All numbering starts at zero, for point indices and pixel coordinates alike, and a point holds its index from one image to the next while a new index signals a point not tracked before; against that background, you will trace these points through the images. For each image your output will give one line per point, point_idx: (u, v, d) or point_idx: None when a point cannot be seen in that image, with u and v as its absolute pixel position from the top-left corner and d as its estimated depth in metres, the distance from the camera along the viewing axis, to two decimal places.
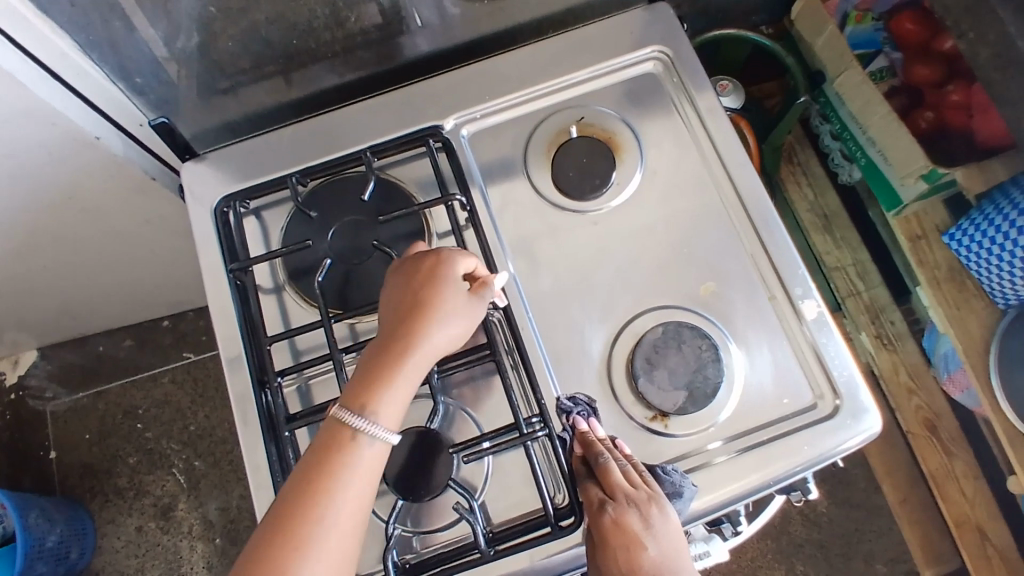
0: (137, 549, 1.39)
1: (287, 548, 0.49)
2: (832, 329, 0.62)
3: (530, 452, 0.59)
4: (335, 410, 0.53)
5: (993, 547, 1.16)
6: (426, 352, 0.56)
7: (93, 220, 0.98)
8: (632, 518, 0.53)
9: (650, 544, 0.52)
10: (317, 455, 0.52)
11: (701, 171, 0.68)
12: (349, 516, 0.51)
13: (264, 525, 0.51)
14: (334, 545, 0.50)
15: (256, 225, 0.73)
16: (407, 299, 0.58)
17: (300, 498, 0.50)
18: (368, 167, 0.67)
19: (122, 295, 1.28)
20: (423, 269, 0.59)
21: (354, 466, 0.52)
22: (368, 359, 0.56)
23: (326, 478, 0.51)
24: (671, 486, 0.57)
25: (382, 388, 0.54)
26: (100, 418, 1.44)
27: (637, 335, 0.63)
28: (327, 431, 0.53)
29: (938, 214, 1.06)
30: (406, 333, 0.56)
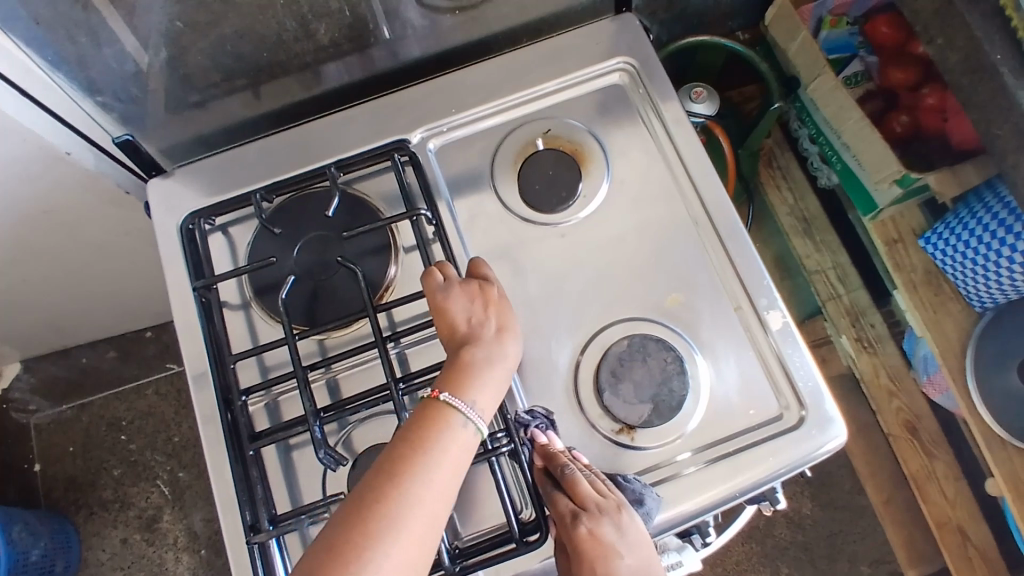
0: (122, 561, 1.38)
1: (384, 503, 0.49)
2: (797, 339, 0.62)
3: (494, 468, 0.59)
4: (445, 395, 0.55)
5: (974, 548, 1.15)
6: (513, 363, 0.60)
7: (69, 233, 0.97)
8: (605, 530, 0.53)
9: (626, 552, 0.53)
10: (416, 426, 0.54)
11: (668, 181, 0.68)
12: (443, 488, 0.51)
13: (369, 471, 0.52)
14: (428, 508, 0.50)
15: (223, 241, 0.73)
16: (486, 313, 0.60)
17: (397, 462, 0.51)
18: (333, 182, 0.67)
19: (103, 306, 1.27)
20: (493, 287, 0.62)
21: (452, 440, 0.53)
22: (462, 365, 0.58)
23: (425, 446, 0.52)
24: (633, 494, 0.57)
25: (482, 385, 0.57)
26: (85, 430, 1.44)
27: (604, 348, 0.63)
28: (428, 406, 0.55)
29: (914, 217, 1.07)
30: (498, 343, 0.59)
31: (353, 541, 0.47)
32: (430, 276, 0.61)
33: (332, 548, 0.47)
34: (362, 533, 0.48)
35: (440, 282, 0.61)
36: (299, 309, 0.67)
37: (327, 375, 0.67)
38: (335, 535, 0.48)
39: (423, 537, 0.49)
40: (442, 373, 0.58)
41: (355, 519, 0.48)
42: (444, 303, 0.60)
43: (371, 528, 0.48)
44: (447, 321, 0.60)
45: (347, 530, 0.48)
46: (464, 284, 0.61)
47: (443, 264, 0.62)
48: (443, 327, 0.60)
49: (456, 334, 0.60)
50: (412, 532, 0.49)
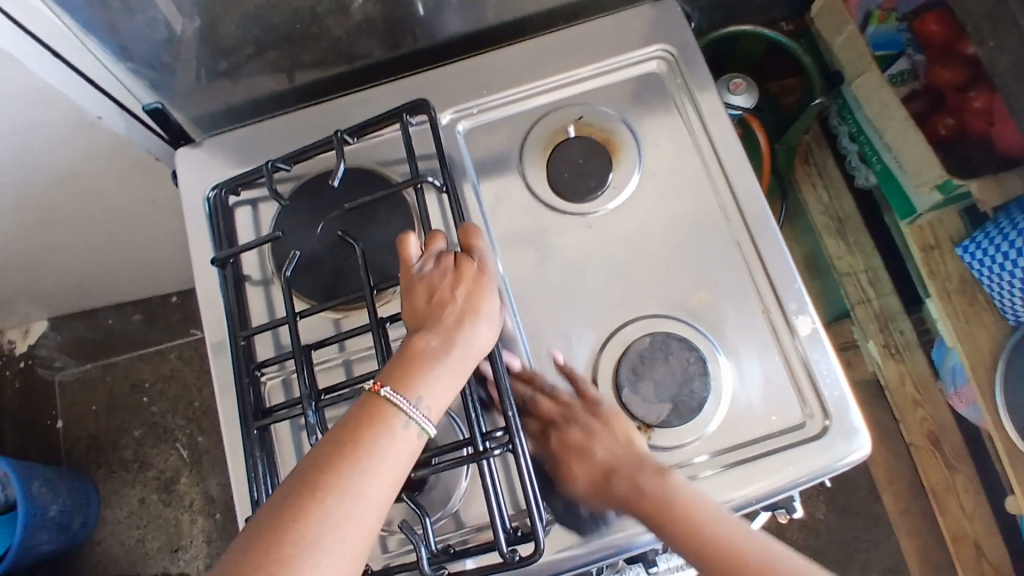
0: (139, 520, 1.40)
1: (301, 524, 0.45)
2: (826, 345, 0.60)
3: (485, 470, 0.56)
4: (385, 390, 0.51)
5: (988, 564, 1.12)
6: (475, 354, 0.56)
7: (97, 198, 0.97)
8: (574, 432, 0.58)
9: (597, 448, 0.57)
10: (349, 430, 0.49)
11: (700, 175, 0.66)
12: (373, 504, 0.47)
13: (288, 484, 0.47)
14: (352, 525, 0.46)
15: (249, 214, 0.72)
16: (452, 291, 0.57)
17: (321, 473, 0.47)
18: (339, 150, 0.64)
19: (127, 271, 1.28)
20: (472, 261, 0.59)
21: (386, 448, 0.49)
22: (413, 353, 0.54)
23: (356, 456, 0.48)
24: (588, 400, 0.60)
25: (433, 381, 0.52)
26: (108, 391, 1.46)
27: (626, 343, 0.62)
28: (363, 405, 0.50)
29: (952, 223, 1.03)
30: (456, 329, 0.55)
31: (266, 566, 0.43)
32: (406, 237, 0.59)
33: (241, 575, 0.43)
34: (275, 558, 0.44)
35: (416, 254, 0.59)
36: (319, 288, 0.67)
37: (341, 356, 0.68)
38: (245, 557, 0.44)
39: (346, 558, 0.45)
40: (389, 362, 0.54)
41: (270, 541, 0.44)
42: (414, 278, 0.58)
43: (285, 552, 0.44)
44: (411, 300, 0.57)
45: (259, 554, 0.44)
46: (441, 258, 0.59)
47: (433, 236, 0.60)
48: (407, 306, 0.57)
49: (417, 315, 0.56)
50: (332, 555, 0.45)
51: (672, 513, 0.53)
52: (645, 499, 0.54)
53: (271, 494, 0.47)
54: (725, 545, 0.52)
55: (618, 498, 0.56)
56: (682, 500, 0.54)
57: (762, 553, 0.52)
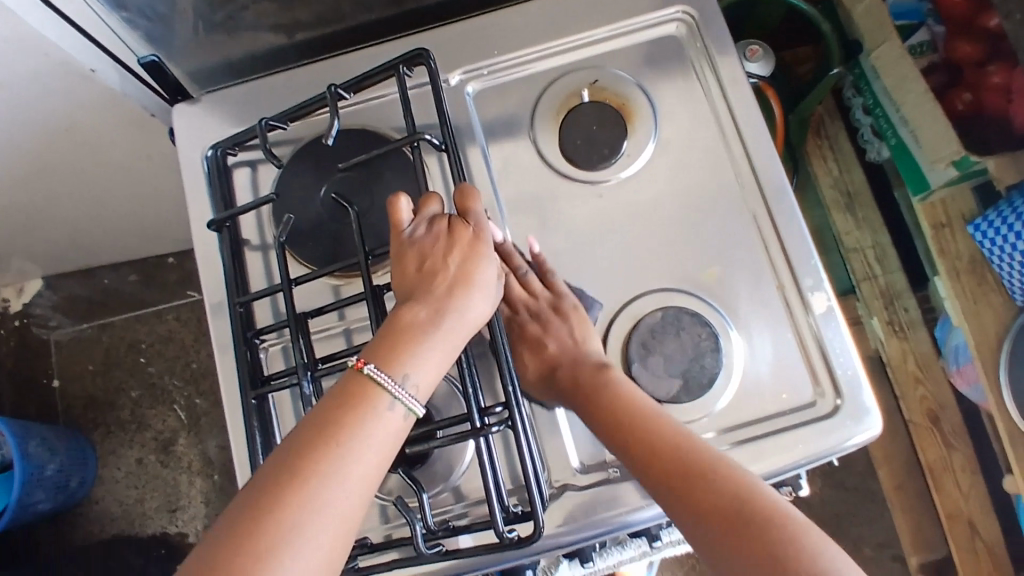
0: (136, 480, 1.40)
1: (279, 516, 0.42)
2: (840, 323, 0.59)
3: (482, 446, 0.54)
4: (369, 367, 0.47)
5: (981, 542, 1.13)
6: (468, 326, 0.53)
7: (91, 153, 0.94)
8: (533, 326, 0.61)
9: (550, 342, 0.61)
10: (330, 410, 0.46)
11: (717, 144, 0.64)
12: (357, 488, 0.45)
13: (265, 470, 0.44)
14: (335, 514, 0.43)
15: (247, 175, 0.70)
16: (445, 258, 0.54)
17: (301, 459, 0.44)
18: (332, 107, 0.61)
19: (123, 230, 1.26)
20: (467, 226, 0.55)
21: (370, 432, 0.46)
22: (401, 325, 0.50)
23: (337, 437, 0.45)
24: (550, 294, 0.61)
25: (421, 356, 0.50)
26: (104, 350, 1.45)
27: (637, 317, 0.61)
28: (346, 384, 0.48)
29: (964, 200, 1.01)
30: (447, 299, 0.52)
31: (243, 553, 0.41)
32: (398, 197, 0.56)
33: (215, 563, 0.41)
34: (252, 551, 0.41)
35: (407, 218, 0.56)
36: (320, 253, 0.65)
37: (342, 324, 0.67)
38: (216, 549, 0.41)
39: (328, 548, 0.43)
40: (375, 338, 0.50)
41: (247, 527, 0.42)
42: (405, 244, 0.55)
43: (262, 544, 0.41)
44: (401, 268, 0.54)
45: (236, 542, 0.41)
46: (433, 222, 0.56)
47: (428, 199, 0.57)
48: (397, 274, 0.55)
49: (406, 284, 0.53)
50: (312, 546, 0.42)
51: (607, 396, 0.56)
52: (580, 385, 0.58)
53: (248, 478, 0.45)
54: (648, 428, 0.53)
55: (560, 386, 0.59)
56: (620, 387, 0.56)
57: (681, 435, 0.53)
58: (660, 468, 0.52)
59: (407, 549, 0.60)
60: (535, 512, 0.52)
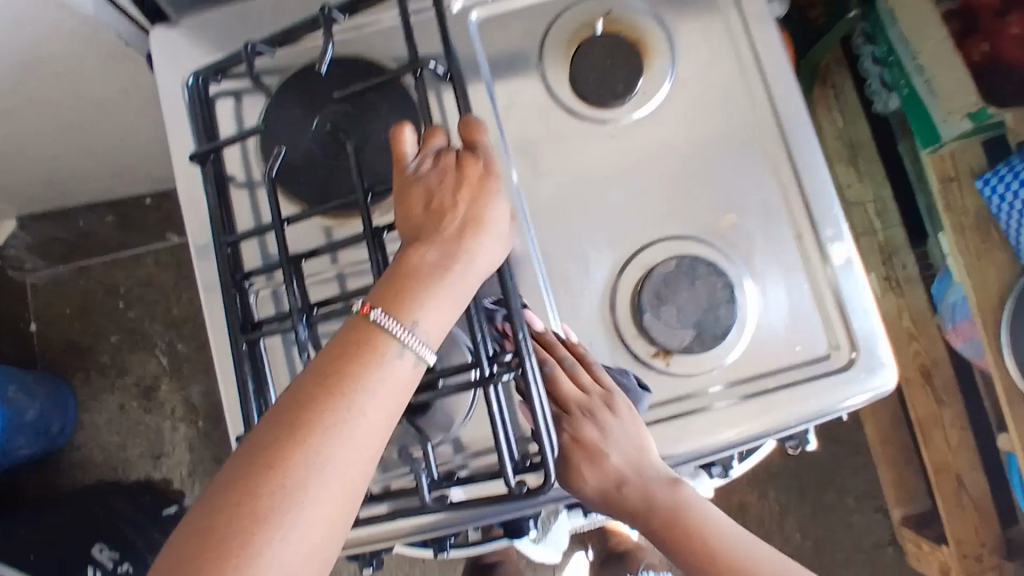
0: (119, 426, 1.38)
1: (279, 473, 0.41)
2: (857, 274, 0.57)
3: (491, 396, 0.51)
4: (376, 313, 0.45)
5: (967, 497, 1.14)
6: (480, 271, 0.50)
7: (65, 87, 0.89)
8: (592, 433, 0.55)
9: (612, 452, 0.54)
10: (331, 360, 0.44)
11: (738, 83, 0.60)
12: (362, 444, 0.43)
13: (267, 426, 0.43)
14: (337, 472, 0.42)
15: (231, 107, 0.65)
16: (453, 197, 0.50)
17: (302, 414, 0.42)
18: (326, 31, 0.55)
19: (98, 168, 1.19)
20: (476, 160, 0.52)
21: (374, 386, 0.44)
22: (408, 269, 0.48)
23: (339, 390, 0.43)
24: (602, 390, 0.54)
25: (429, 302, 0.47)
26: (83, 294, 1.41)
27: (648, 266, 0.58)
28: (349, 332, 0.45)
29: (974, 155, 0.98)
30: (457, 239, 0.49)
31: (242, 512, 0.40)
32: (402, 127, 0.51)
33: (214, 523, 0.40)
34: (252, 510, 0.40)
35: (411, 151, 0.52)
36: (312, 191, 0.62)
37: (335, 268, 0.64)
38: (215, 507, 0.40)
39: (332, 506, 0.42)
40: (381, 281, 0.48)
41: (245, 484, 0.41)
42: (410, 179, 0.51)
43: (261, 503, 0.40)
44: (406, 206, 0.51)
45: (233, 500, 0.40)
46: (440, 156, 0.52)
47: (432, 131, 0.52)
48: (401, 212, 0.51)
49: (412, 224, 0.50)
50: (314, 505, 0.41)
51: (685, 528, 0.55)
52: (658, 515, 0.55)
53: (248, 431, 0.43)
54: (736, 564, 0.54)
55: (630, 508, 0.56)
56: (698, 520, 0.55)
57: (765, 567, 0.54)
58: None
59: (407, 500, 0.59)
60: (546, 459, 0.49)
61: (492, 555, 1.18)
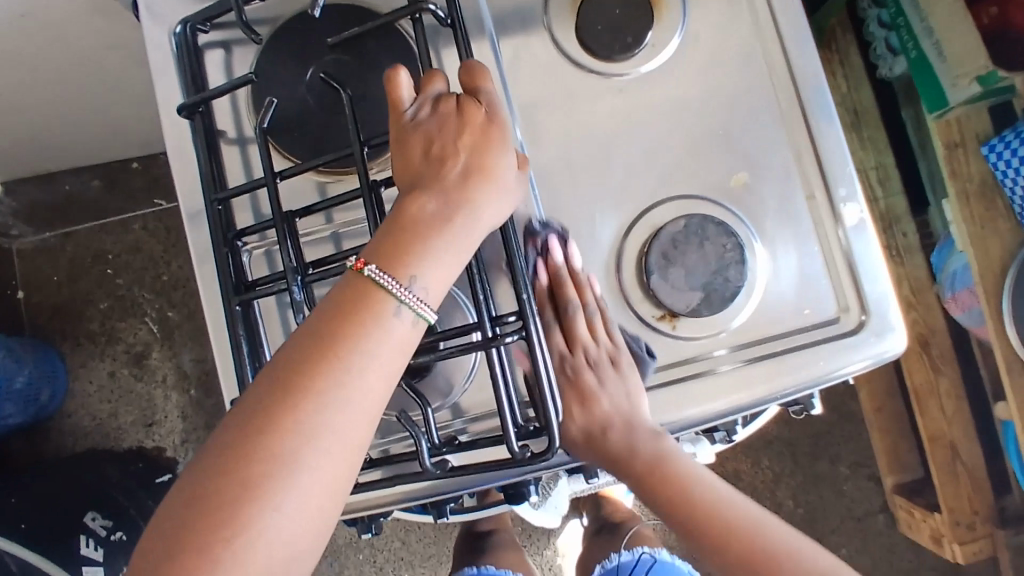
0: (110, 394, 1.36)
1: (272, 439, 0.39)
2: (870, 236, 0.56)
3: (493, 359, 0.50)
4: (371, 269, 0.43)
5: (960, 465, 1.14)
6: (483, 225, 0.48)
7: (45, 42, 0.85)
8: (590, 377, 0.55)
9: (604, 402, 0.55)
10: (325, 322, 0.42)
11: (752, 36, 0.58)
12: (360, 408, 0.41)
13: (259, 389, 0.41)
14: (334, 437, 0.40)
15: (220, 57, 0.62)
16: (454, 145, 0.48)
17: (295, 377, 0.41)
18: None
19: (83, 129, 1.16)
20: (478, 107, 0.49)
21: (371, 346, 0.42)
22: (407, 220, 0.46)
23: (335, 351, 0.41)
24: (613, 346, 0.55)
25: (429, 257, 0.45)
26: (69, 260, 1.38)
27: (656, 226, 0.57)
28: (343, 291, 0.43)
29: (982, 122, 0.96)
30: (461, 190, 0.47)
31: (233, 479, 0.39)
32: (398, 70, 0.49)
33: (205, 491, 0.39)
34: (245, 476, 0.39)
35: (408, 96, 0.49)
36: (306, 146, 0.59)
37: (330, 228, 0.62)
38: (208, 474, 0.39)
39: (330, 472, 0.40)
40: (379, 233, 0.45)
41: (236, 451, 0.39)
42: (407, 126, 0.49)
43: (255, 470, 0.39)
44: (404, 155, 0.49)
45: (225, 467, 0.39)
46: (439, 103, 0.49)
47: (432, 75, 0.50)
48: (399, 162, 0.49)
49: (411, 173, 0.48)
50: (311, 470, 0.40)
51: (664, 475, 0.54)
52: (639, 461, 0.55)
53: (239, 395, 0.42)
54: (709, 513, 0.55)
55: (609, 456, 0.55)
56: (682, 477, 0.55)
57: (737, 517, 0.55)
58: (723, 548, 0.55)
59: (406, 466, 0.58)
60: (549, 426, 0.48)
61: (487, 524, 1.18)
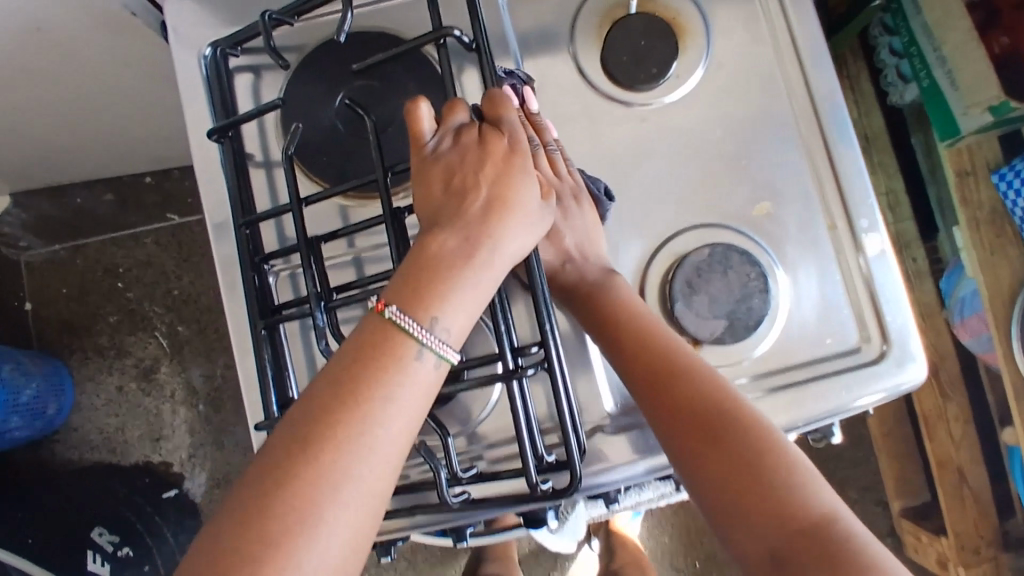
0: (116, 408, 1.36)
1: (294, 493, 0.38)
2: (891, 266, 0.57)
3: (514, 391, 0.49)
4: (391, 311, 0.43)
5: (969, 490, 1.13)
6: (504, 259, 0.47)
7: (67, 61, 0.86)
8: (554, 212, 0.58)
9: (566, 234, 0.57)
10: (346, 369, 0.42)
11: (773, 66, 0.59)
12: (381, 455, 0.41)
13: (277, 442, 0.40)
14: (357, 485, 0.40)
15: (249, 82, 0.63)
16: (476, 178, 0.48)
17: (316, 425, 0.40)
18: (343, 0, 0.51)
19: (99, 145, 1.17)
20: (500, 137, 0.49)
21: (394, 392, 0.41)
22: (428, 257, 0.45)
23: (356, 398, 0.41)
24: (574, 183, 0.56)
25: (450, 294, 0.45)
26: (80, 273, 1.38)
27: (680, 253, 0.57)
28: (364, 336, 0.43)
29: (992, 149, 0.97)
30: (482, 223, 0.47)
31: (254, 535, 0.38)
32: (418, 103, 0.49)
33: (222, 549, 0.37)
34: (267, 534, 0.38)
35: (429, 128, 0.50)
36: (331, 170, 0.60)
37: (351, 252, 0.62)
38: (228, 532, 0.38)
39: (353, 523, 0.40)
40: (400, 272, 0.45)
41: (254, 505, 0.38)
42: (428, 159, 0.49)
43: (277, 526, 0.38)
44: (426, 187, 0.49)
45: (242, 522, 0.38)
46: (460, 134, 0.50)
47: (454, 104, 0.50)
48: (421, 194, 0.49)
49: (432, 205, 0.48)
50: (334, 523, 0.39)
51: (605, 302, 0.55)
52: (588, 293, 0.56)
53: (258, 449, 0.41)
54: (643, 328, 0.53)
55: (564, 289, 0.57)
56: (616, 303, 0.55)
57: (674, 344, 0.53)
58: (645, 369, 0.52)
59: (425, 493, 0.57)
60: (571, 462, 0.48)
61: (490, 549, 1.16)
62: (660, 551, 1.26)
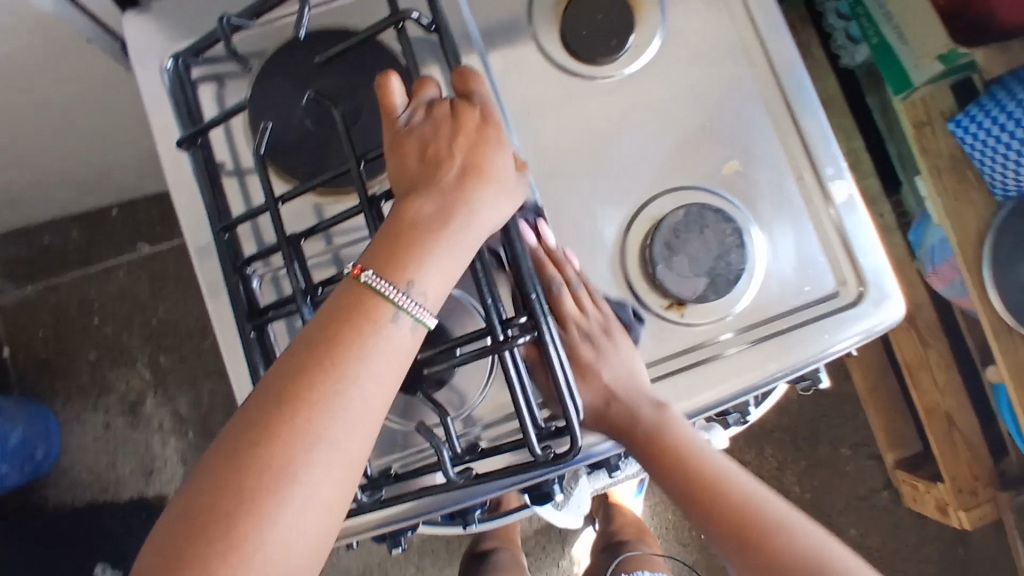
0: (105, 445, 1.34)
1: (268, 451, 0.39)
2: (860, 213, 0.59)
3: (505, 362, 0.50)
4: (368, 274, 0.43)
5: (959, 433, 1.16)
6: (482, 224, 0.48)
7: (24, 97, 0.85)
8: (586, 349, 0.56)
9: (604, 371, 0.56)
10: (324, 330, 0.42)
11: (729, 31, 0.61)
12: (358, 416, 0.41)
13: (255, 402, 0.41)
14: (333, 446, 0.40)
15: (212, 92, 0.63)
16: (451, 147, 0.49)
17: (294, 387, 0.41)
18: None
19: (64, 180, 1.16)
20: (472, 108, 0.51)
21: (371, 355, 0.42)
22: (406, 224, 0.46)
23: (333, 359, 0.41)
24: (602, 316, 0.57)
25: (429, 260, 0.45)
26: (54, 313, 1.36)
27: (656, 218, 0.59)
28: (341, 299, 0.43)
29: (944, 99, 0.99)
30: (459, 190, 0.48)
31: (229, 493, 0.38)
32: (389, 76, 0.49)
33: (196, 509, 0.38)
34: (242, 492, 0.39)
35: (400, 101, 0.50)
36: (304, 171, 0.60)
37: (330, 250, 0.62)
38: (205, 488, 0.39)
39: (331, 483, 0.40)
40: (378, 238, 0.46)
41: (229, 464, 0.39)
42: (401, 131, 0.50)
43: (251, 484, 0.39)
44: (400, 159, 0.49)
45: (216, 486, 0.39)
46: (432, 107, 0.50)
47: (424, 81, 0.52)
48: (395, 166, 0.50)
49: (407, 176, 0.49)
50: (310, 483, 0.40)
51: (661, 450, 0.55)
52: (641, 427, 0.55)
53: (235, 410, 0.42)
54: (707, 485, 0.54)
55: (612, 424, 0.56)
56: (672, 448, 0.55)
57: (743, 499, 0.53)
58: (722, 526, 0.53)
59: (429, 477, 0.58)
60: (569, 426, 0.48)
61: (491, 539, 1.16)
62: (665, 527, 1.28)
